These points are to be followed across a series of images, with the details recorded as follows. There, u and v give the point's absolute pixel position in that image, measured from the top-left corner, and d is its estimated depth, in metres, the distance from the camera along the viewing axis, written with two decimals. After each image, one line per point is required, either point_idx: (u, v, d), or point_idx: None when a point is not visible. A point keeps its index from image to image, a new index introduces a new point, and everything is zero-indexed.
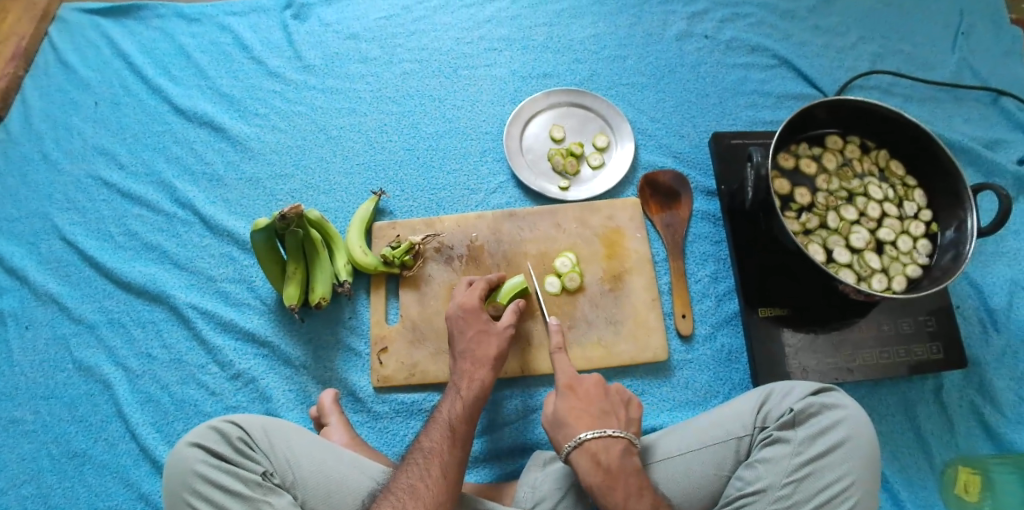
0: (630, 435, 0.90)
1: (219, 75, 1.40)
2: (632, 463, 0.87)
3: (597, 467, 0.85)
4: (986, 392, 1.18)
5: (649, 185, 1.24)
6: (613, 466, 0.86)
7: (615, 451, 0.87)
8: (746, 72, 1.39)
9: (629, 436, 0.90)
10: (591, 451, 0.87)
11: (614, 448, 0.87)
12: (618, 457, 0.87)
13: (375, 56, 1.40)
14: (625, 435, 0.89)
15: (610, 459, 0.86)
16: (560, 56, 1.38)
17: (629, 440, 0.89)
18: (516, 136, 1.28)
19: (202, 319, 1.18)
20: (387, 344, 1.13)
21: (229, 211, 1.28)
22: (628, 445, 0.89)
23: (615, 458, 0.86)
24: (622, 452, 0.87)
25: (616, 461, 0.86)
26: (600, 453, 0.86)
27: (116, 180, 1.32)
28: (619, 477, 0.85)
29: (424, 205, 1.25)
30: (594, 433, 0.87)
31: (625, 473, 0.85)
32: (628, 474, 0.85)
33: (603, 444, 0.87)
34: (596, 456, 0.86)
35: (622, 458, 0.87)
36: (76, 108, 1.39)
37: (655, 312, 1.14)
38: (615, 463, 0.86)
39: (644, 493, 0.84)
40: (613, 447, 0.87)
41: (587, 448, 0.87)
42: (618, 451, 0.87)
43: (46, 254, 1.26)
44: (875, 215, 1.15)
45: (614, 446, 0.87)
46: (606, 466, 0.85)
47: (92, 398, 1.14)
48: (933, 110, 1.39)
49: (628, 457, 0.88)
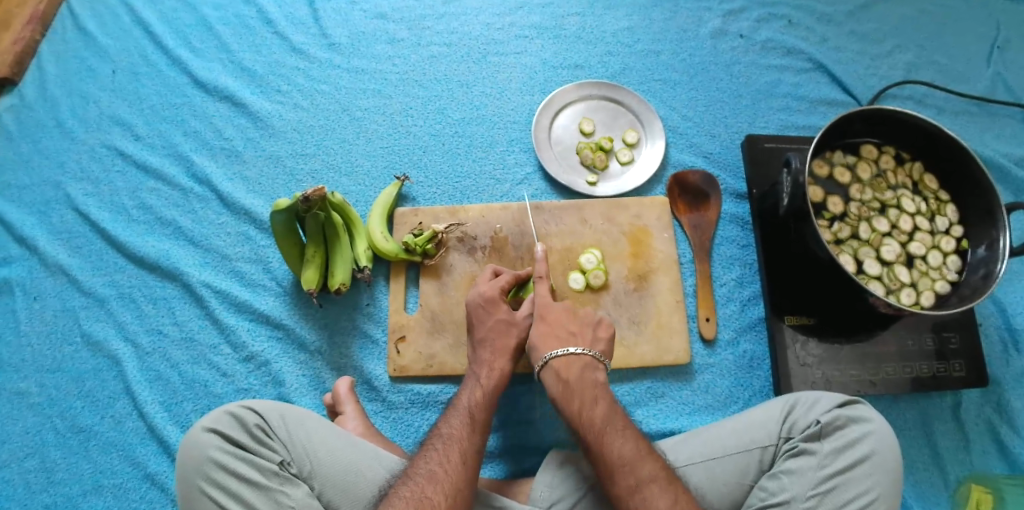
0: (593, 353, 0.95)
1: (241, 49, 1.36)
2: (592, 377, 0.92)
3: (557, 380, 0.92)
4: (1004, 412, 1.17)
5: (677, 185, 1.22)
6: (571, 379, 0.91)
7: (575, 367, 0.93)
8: (781, 75, 1.36)
9: (591, 353, 0.95)
10: (555, 368, 0.93)
11: (575, 364, 0.93)
12: (578, 372, 0.92)
13: (403, 37, 1.36)
14: (587, 351, 0.94)
15: (570, 373, 0.92)
16: (593, 47, 1.35)
17: (591, 358, 0.95)
18: (544, 127, 1.25)
19: (216, 298, 1.15)
20: (405, 333, 1.11)
21: (247, 188, 1.24)
22: (590, 361, 0.94)
23: (574, 373, 0.92)
24: (582, 368, 0.93)
25: (575, 376, 0.92)
26: (560, 368, 0.93)
27: (131, 151, 1.28)
28: (576, 388, 0.90)
29: (448, 192, 1.22)
30: (557, 352, 0.94)
31: (581, 385, 0.91)
32: (585, 385, 0.91)
33: (564, 361, 0.93)
34: (559, 373, 0.92)
35: (580, 372, 0.92)
36: (93, 76, 1.35)
37: (679, 314, 1.12)
38: (574, 377, 0.92)
39: (599, 401, 0.89)
40: (573, 362, 0.93)
41: (552, 365, 0.93)
42: (578, 366, 0.93)
43: (57, 224, 1.23)
44: (906, 229, 1.13)
45: (575, 361, 0.93)
46: (564, 379, 0.92)
47: (100, 374, 1.12)
48: (965, 124, 1.37)
49: (589, 372, 0.93)
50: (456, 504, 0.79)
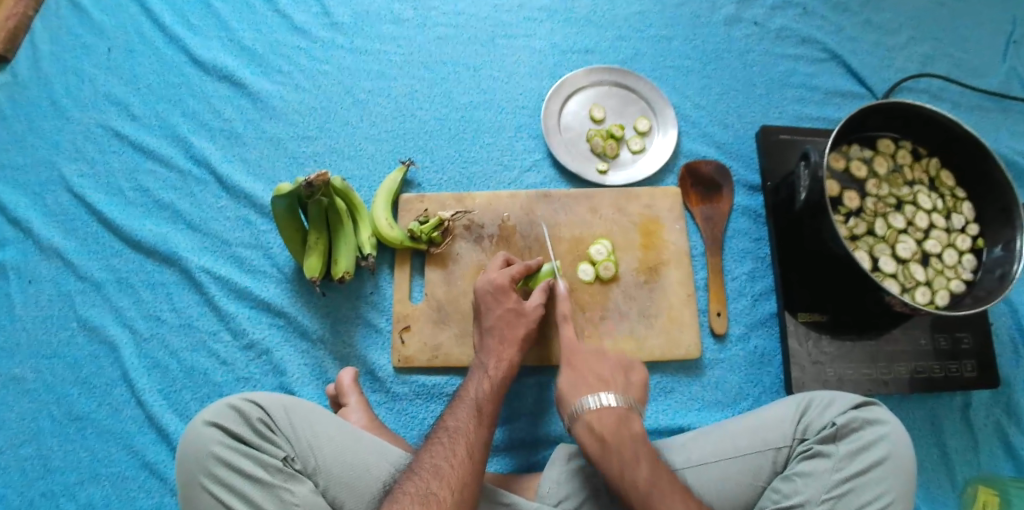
0: (627, 402, 0.89)
1: (242, 27, 1.31)
2: (628, 428, 0.86)
3: (593, 439, 0.86)
4: (1013, 413, 1.16)
5: (690, 175, 1.19)
6: (607, 433, 0.85)
7: (609, 420, 0.87)
8: (796, 64, 1.33)
9: (625, 402, 0.89)
10: (587, 422, 0.87)
11: (608, 415, 0.87)
12: (613, 425, 0.86)
13: (409, 18, 1.32)
14: (620, 402, 0.88)
15: (605, 429, 0.86)
16: (604, 32, 1.32)
17: (626, 407, 0.89)
18: (554, 113, 1.22)
19: (215, 285, 1.12)
20: (410, 323, 1.08)
21: (248, 171, 1.21)
22: (624, 412, 0.88)
23: (609, 427, 0.86)
24: (617, 420, 0.87)
25: (612, 430, 0.86)
26: (594, 423, 0.86)
27: (128, 132, 1.24)
28: (614, 446, 0.84)
29: (455, 179, 1.19)
30: (590, 403, 0.88)
31: (619, 439, 0.85)
32: (624, 442, 0.84)
33: (598, 414, 0.87)
34: (593, 430, 0.86)
35: (617, 427, 0.86)
36: (89, 53, 1.30)
37: (690, 308, 1.10)
38: (609, 432, 0.85)
39: (641, 459, 0.83)
40: (605, 414, 0.87)
41: (586, 419, 0.87)
42: (612, 419, 0.86)
43: (52, 206, 1.19)
44: (922, 226, 1.11)
45: (608, 413, 0.87)
46: (601, 435, 0.85)
47: (96, 361, 1.09)
48: (980, 119, 1.35)
49: (624, 424, 0.87)
50: (462, 499, 0.77)
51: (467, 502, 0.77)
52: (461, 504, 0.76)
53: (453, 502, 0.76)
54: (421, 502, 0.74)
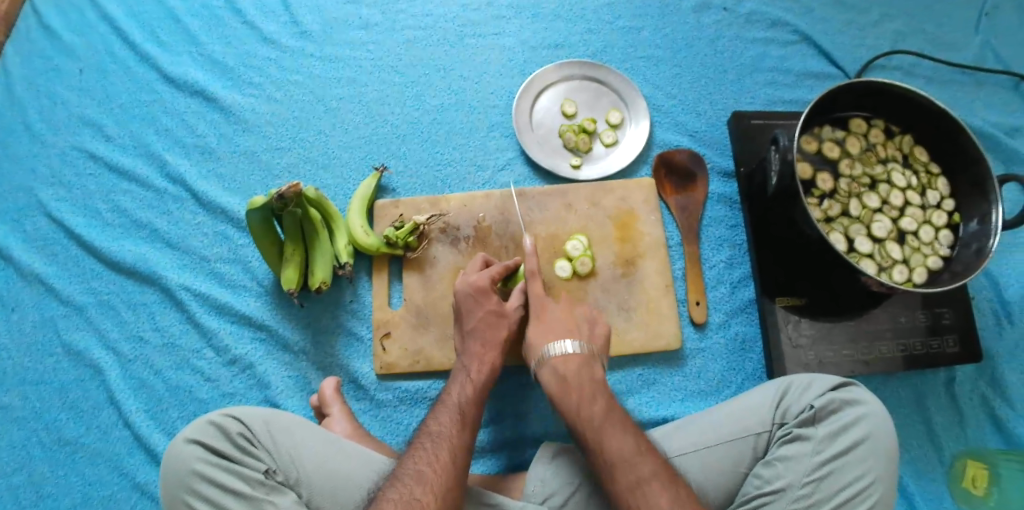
0: (590, 349, 0.94)
1: (210, 41, 1.31)
2: (587, 372, 0.91)
3: (556, 379, 0.91)
4: (997, 386, 1.17)
5: (664, 165, 1.19)
6: (568, 375, 0.91)
7: (572, 363, 0.92)
8: (767, 48, 1.32)
9: (588, 348, 0.94)
10: (550, 364, 0.93)
11: (572, 360, 0.92)
12: (576, 368, 0.92)
13: (377, 22, 1.31)
14: (582, 348, 0.94)
15: (569, 369, 0.91)
16: (573, 25, 1.31)
17: (590, 354, 0.94)
18: (525, 111, 1.22)
19: (196, 302, 1.12)
20: (390, 329, 1.09)
21: (223, 186, 1.21)
22: (588, 358, 0.93)
23: (573, 368, 0.91)
24: (581, 364, 0.92)
25: (572, 371, 0.91)
26: (558, 365, 0.92)
27: (103, 153, 1.24)
28: (575, 384, 0.90)
29: (429, 182, 1.19)
30: (553, 348, 0.93)
31: (580, 380, 0.90)
32: (583, 381, 0.90)
33: (563, 359, 0.92)
34: (557, 370, 0.92)
35: (580, 369, 0.91)
36: (60, 76, 1.30)
37: (669, 299, 1.10)
38: (572, 373, 0.91)
39: (598, 397, 0.88)
40: (570, 359, 0.92)
41: (547, 361, 0.93)
42: (575, 363, 0.92)
43: (31, 232, 1.19)
44: (897, 204, 1.11)
45: (571, 358, 0.92)
46: (563, 375, 0.91)
47: (83, 384, 1.09)
48: (954, 94, 1.34)
49: (587, 368, 0.92)
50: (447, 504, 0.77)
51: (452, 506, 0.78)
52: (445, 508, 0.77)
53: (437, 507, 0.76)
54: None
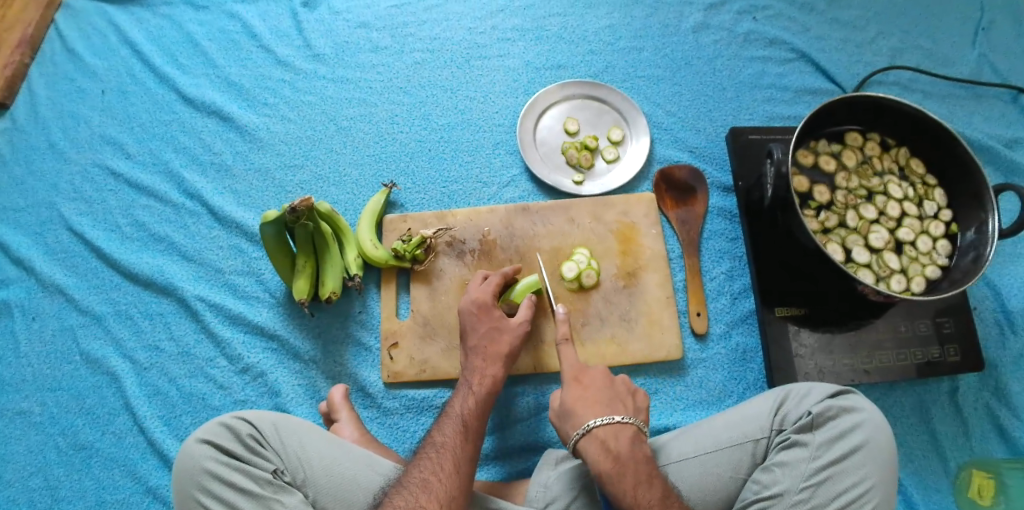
0: (637, 422, 0.90)
1: (227, 63, 1.37)
2: (636, 448, 0.87)
3: (606, 453, 0.86)
4: (1002, 396, 1.17)
5: (664, 180, 1.22)
6: (621, 453, 0.86)
7: (622, 438, 0.87)
8: (764, 66, 1.36)
9: (637, 423, 0.90)
10: (599, 438, 0.87)
11: (622, 434, 0.88)
12: (627, 445, 0.87)
13: (386, 45, 1.37)
14: (631, 421, 0.89)
15: (619, 446, 0.86)
16: (575, 47, 1.36)
17: (637, 427, 0.90)
18: (529, 128, 1.26)
19: (210, 312, 1.16)
20: (398, 339, 1.12)
21: (238, 202, 1.26)
22: (637, 432, 0.89)
23: (623, 445, 0.87)
24: (631, 440, 0.87)
25: (623, 448, 0.86)
26: (607, 439, 0.87)
27: (123, 169, 1.30)
28: (628, 463, 0.85)
29: (436, 197, 1.23)
30: (601, 419, 0.88)
31: (633, 459, 0.85)
32: (637, 460, 0.85)
33: (611, 432, 0.87)
34: (605, 443, 0.87)
35: (631, 444, 0.87)
36: (83, 97, 1.37)
37: (670, 310, 1.12)
38: (623, 451, 0.86)
39: (653, 482, 0.84)
40: (621, 432, 0.87)
41: (596, 434, 0.87)
42: (626, 438, 0.87)
43: (53, 245, 1.24)
44: (894, 215, 1.13)
45: (622, 432, 0.88)
46: (615, 452, 0.85)
47: (100, 391, 1.13)
48: (952, 107, 1.37)
49: (637, 444, 0.88)
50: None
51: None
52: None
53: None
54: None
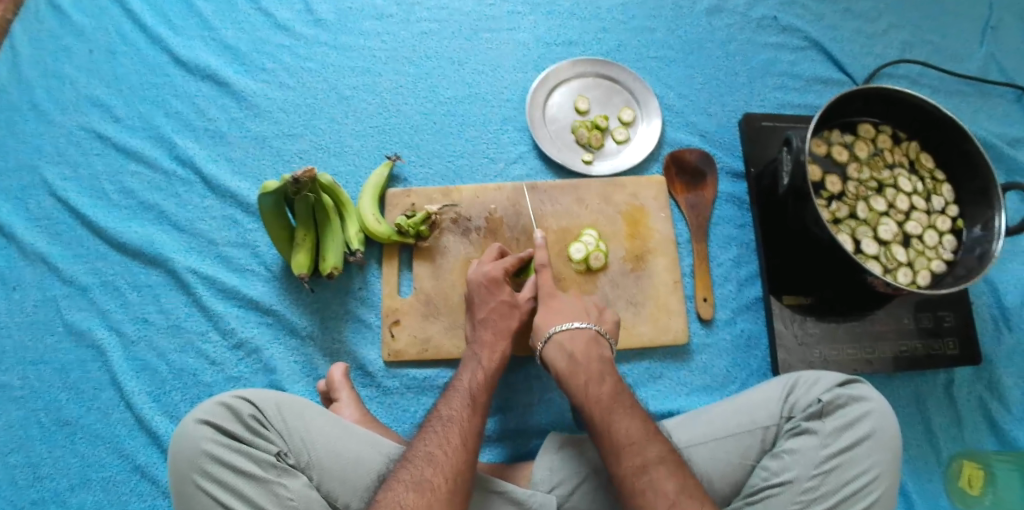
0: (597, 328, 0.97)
1: (223, 26, 1.31)
2: (590, 346, 0.94)
3: (565, 355, 0.93)
4: (994, 389, 1.19)
5: (674, 163, 1.20)
6: (576, 352, 0.93)
7: (579, 340, 0.94)
8: (776, 52, 1.34)
9: (598, 330, 0.97)
10: (559, 342, 0.94)
11: (580, 338, 0.94)
12: (585, 347, 0.94)
13: (392, 13, 1.31)
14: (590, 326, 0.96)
15: (578, 347, 0.93)
16: (587, 23, 1.32)
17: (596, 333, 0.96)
18: (539, 105, 1.22)
19: (203, 285, 1.12)
20: (400, 317, 1.08)
21: (233, 171, 1.20)
22: (597, 337, 0.96)
23: (581, 345, 0.94)
24: (589, 342, 0.94)
25: (580, 344, 0.94)
26: (567, 340, 0.94)
27: (111, 134, 1.23)
28: (583, 360, 0.92)
29: (441, 172, 1.19)
30: (561, 325, 0.96)
31: (589, 357, 0.92)
32: (590, 359, 0.92)
33: (571, 336, 0.95)
34: (563, 346, 0.94)
35: (587, 346, 0.94)
36: (68, 56, 1.29)
37: (676, 295, 1.11)
38: (580, 349, 0.93)
39: (605, 376, 0.89)
40: (576, 336, 0.94)
41: (556, 339, 0.95)
42: (583, 340, 0.94)
43: (35, 211, 1.18)
44: (903, 208, 1.13)
45: (578, 336, 0.94)
46: (573, 352, 0.93)
47: (84, 365, 1.09)
48: (958, 103, 1.37)
49: (594, 346, 0.94)
50: (457, 487, 0.77)
51: (461, 489, 0.77)
52: (455, 491, 0.77)
53: (447, 490, 0.76)
54: (415, 490, 0.75)
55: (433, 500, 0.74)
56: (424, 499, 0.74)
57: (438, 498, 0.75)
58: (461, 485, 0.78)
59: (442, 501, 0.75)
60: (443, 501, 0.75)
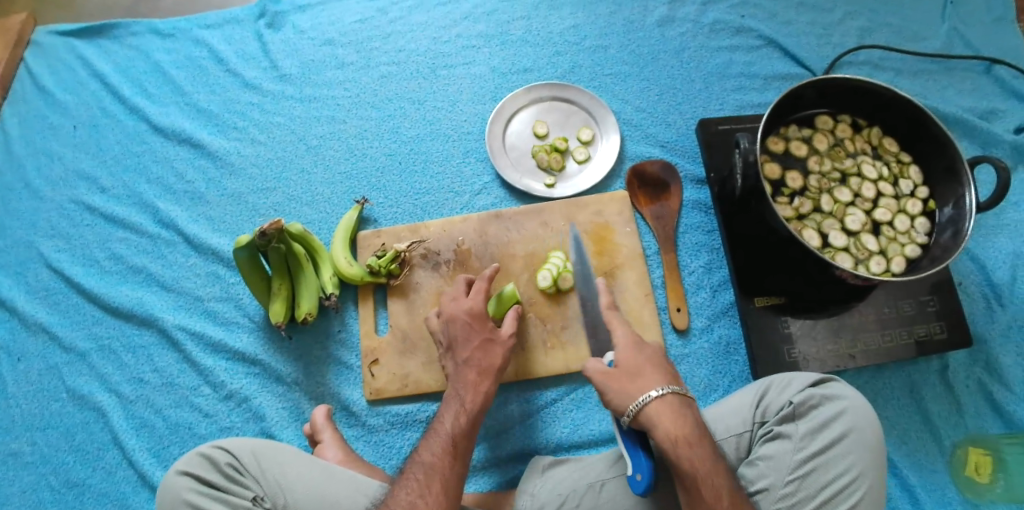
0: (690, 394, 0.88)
1: (195, 90, 1.38)
2: (694, 420, 0.84)
3: (677, 422, 0.82)
4: (993, 370, 1.16)
5: (637, 176, 1.21)
6: (692, 421, 0.83)
7: (689, 409, 0.85)
8: (731, 55, 1.35)
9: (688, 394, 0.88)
10: (670, 406, 0.83)
11: (689, 405, 0.86)
12: (695, 417, 0.84)
13: (352, 61, 1.36)
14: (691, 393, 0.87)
15: (690, 416, 0.84)
16: (541, 49, 1.35)
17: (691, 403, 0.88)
18: (498, 134, 1.25)
19: (192, 341, 1.17)
20: (378, 356, 1.11)
21: (213, 228, 1.26)
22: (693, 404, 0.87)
23: (693, 416, 0.84)
24: (695, 412, 0.85)
25: (680, 422, 0.82)
26: (681, 406, 0.84)
27: (98, 204, 1.30)
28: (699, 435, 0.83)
29: (409, 211, 1.22)
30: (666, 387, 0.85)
31: (700, 432, 0.83)
32: (703, 432, 0.83)
33: (680, 402, 0.85)
34: (677, 411, 0.83)
35: (698, 418, 0.85)
36: (56, 133, 1.37)
37: (649, 307, 1.11)
38: (694, 421, 0.84)
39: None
40: (690, 404, 0.86)
41: (665, 403, 0.83)
42: (694, 410, 0.85)
43: (34, 284, 1.25)
44: (869, 196, 1.12)
45: (690, 403, 0.86)
46: (688, 420, 0.83)
47: (88, 427, 1.14)
48: (924, 83, 1.36)
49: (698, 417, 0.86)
50: None
51: None
52: None
53: None
54: None
55: None
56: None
57: None
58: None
59: None
60: None
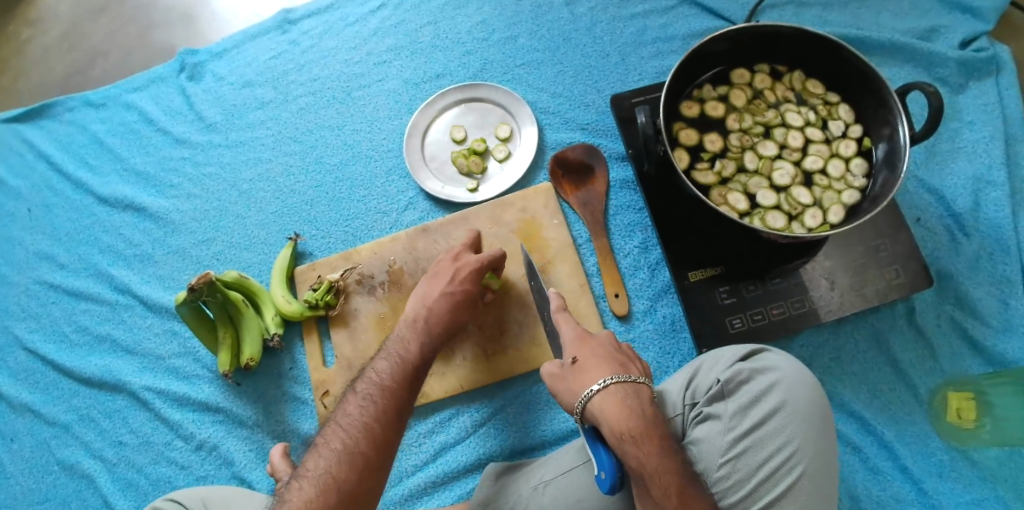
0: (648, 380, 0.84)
1: (131, 154, 1.41)
2: (644, 407, 0.79)
3: (626, 413, 0.78)
4: (964, 305, 1.10)
5: (559, 165, 1.18)
6: (643, 410, 0.78)
7: (642, 398, 0.80)
8: (646, 20, 1.30)
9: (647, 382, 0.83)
10: (617, 396, 0.79)
11: (643, 394, 0.81)
12: (648, 405, 0.79)
13: (271, 99, 1.37)
14: (645, 380, 0.83)
15: (642, 406, 0.79)
16: (451, 52, 1.33)
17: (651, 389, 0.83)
18: (416, 148, 1.24)
19: (159, 398, 1.21)
20: (329, 387, 1.13)
21: (165, 286, 1.29)
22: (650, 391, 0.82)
23: (644, 403, 0.79)
24: (651, 401, 0.80)
25: (625, 413, 0.78)
26: (628, 397, 0.79)
27: (58, 281, 1.35)
28: (652, 423, 0.77)
29: (341, 239, 1.23)
30: (613, 378, 0.81)
31: (655, 421, 0.78)
32: (658, 423, 0.78)
33: (631, 395, 0.80)
34: (624, 401, 0.79)
35: (654, 408, 0.79)
36: (13, 220, 1.43)
37: (586, 297, 1.10)
38: (646, 410, 0.79)
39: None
40: (642, 392, 0.81)
41: (612, 393, 0.80)
42: (648, 398, 0.80)
43: (15, 366, 1.31)
44: (797, 145, 1.07)
45: (643, 392, 0.81)
46: (637, 410, 0.78)
47: (80, 494, 1.19)
48: (856, 13, 1.28)
49: (655, 407, 0.80)
50: (380, 444, 0.79)
51: (384, 447, 0.79)
52: (377, 448, 0.78)
53: (371, 447, 0.78)
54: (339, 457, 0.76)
55: (353, 459, 0.76)
56: (330, 493, 0.73)
57: (359, 457, 0.76)
58: (376, 461, 0.78)
59: (362, 459, 0.76)
60: (362, 458, 0.76)
